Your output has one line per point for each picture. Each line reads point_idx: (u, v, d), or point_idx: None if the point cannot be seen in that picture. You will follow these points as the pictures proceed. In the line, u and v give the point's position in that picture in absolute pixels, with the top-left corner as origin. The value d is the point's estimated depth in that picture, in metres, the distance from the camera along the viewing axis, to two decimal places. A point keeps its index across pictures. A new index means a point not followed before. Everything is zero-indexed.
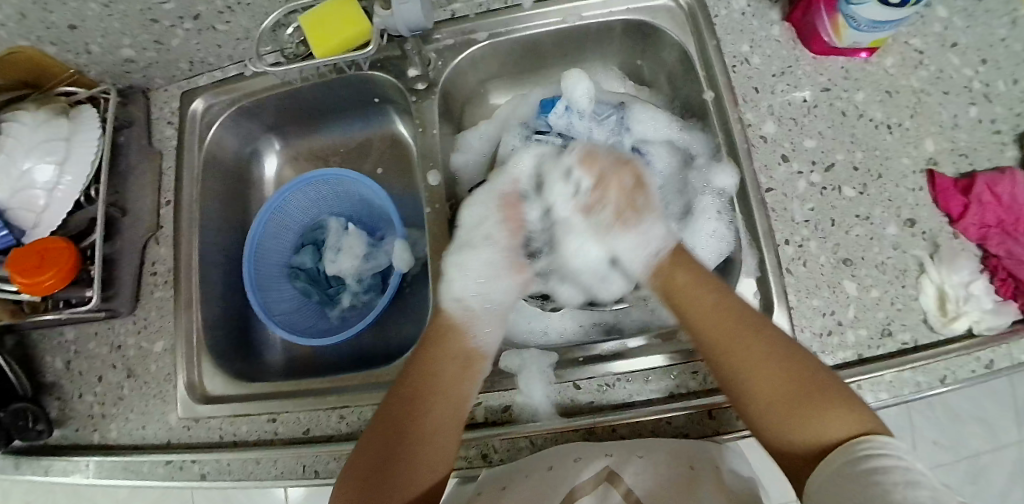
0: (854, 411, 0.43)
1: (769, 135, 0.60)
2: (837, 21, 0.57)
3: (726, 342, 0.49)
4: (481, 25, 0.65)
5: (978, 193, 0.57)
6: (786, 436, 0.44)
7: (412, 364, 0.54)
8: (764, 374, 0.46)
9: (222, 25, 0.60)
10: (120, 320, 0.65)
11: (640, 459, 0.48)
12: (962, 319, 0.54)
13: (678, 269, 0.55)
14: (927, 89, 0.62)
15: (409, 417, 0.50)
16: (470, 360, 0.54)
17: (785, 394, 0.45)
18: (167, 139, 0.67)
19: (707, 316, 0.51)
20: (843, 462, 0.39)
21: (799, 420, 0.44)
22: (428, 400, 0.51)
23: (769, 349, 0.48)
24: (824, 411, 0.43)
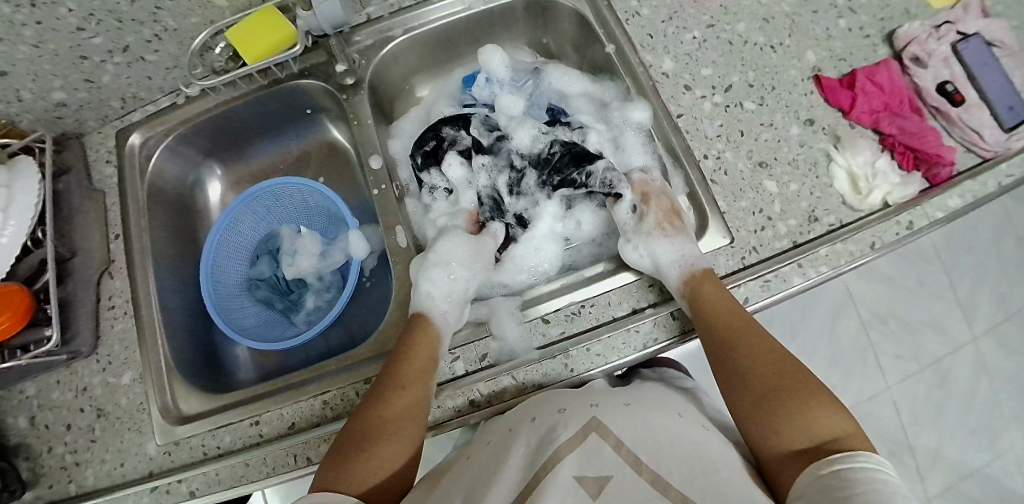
0: (842, 412, 0.47)
1: (669, 71, 0.65)
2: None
3: (753, 353, 0.52)
4: (397, 22, 0.70)
5: (861, 84, 0.63)
6: (779, 436, 0.47)
7: (403, 350, 0.56)
8: (768, 376, 0.50)
9: (151, 54, 0.64)
10: (83, 361, 0.64)
11: (627, 407, 0.50)
12: (876, 192, 0.60)
13: (707, 280, 0.56)
14: (797, 11, 0.68)
15: (382, 408, 0.52)
16: (431, 349, 0.56)
17: (771, 392, 0.49)
18: (107, 178, 0.68)
19: (735, 326, 0.53)
20: (846, 459, 0.43)
21: (790, 427, 0.47)
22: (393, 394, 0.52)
23: (773, 352, 0.52)
24: (814, 412, 0.47)
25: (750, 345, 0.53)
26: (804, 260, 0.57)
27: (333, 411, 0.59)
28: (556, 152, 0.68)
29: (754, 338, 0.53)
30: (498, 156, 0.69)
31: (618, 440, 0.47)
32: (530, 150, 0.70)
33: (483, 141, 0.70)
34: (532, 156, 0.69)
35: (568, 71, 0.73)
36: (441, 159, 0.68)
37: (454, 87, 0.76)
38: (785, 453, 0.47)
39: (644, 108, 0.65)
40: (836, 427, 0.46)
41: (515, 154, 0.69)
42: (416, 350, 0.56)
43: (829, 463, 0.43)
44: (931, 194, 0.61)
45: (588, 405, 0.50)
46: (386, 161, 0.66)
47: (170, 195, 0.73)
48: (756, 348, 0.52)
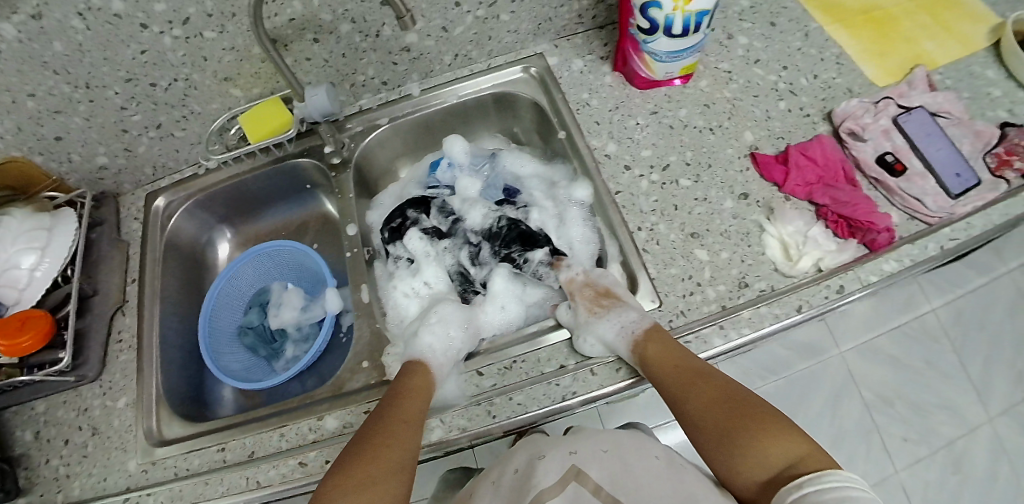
0: (794, 432, 0.51)
1: (611, 153, 0.72)
2: (645, 58, 0.71)
3: (704, 394, 0.56)
4: (383, 113, 0.82)
5: (795, 159, 0.68)
6: (744, 468, 0.51)
7: (396, 396, 0.59)
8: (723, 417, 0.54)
9: (178, 132, 0.77)
10: (88, 385, 0.72)
11: (602, 454, 0.58)
12: (806, 257, 0.63)
13: (650, 342, 0.59)
14: (738, 96, 0.75)
15: (373, 450, 0.54)
16: (423, 392, 0.59)
17: (726, 428, 0.53)
18: (132, 231, 0.81)
19: (683, 372, 0.56)
20: (809, 482, 0.46)
21: (751, 458, 0.51)
22: (385, 429, 0.55)
23: (719, 386, 0.56)
24: (769, 439, 0.51)
25: (701, 387, 0.56)
26: (727, 322, 0.60)
27: (288, 443, 0.63)
28: (504, 226, 0.75)
29: (702, 378, 0.56)
30: (456, 236, 0.77)
31: (596, 484, 0.54)
32: (481, 226, 0.77)
33: (443, 221, 0.78)
34: (483, 231, 0.77)
35: (521, 156, 0.82)
36: (404, 234, 0.76)
37: (421, 174, 0.85)
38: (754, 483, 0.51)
39: (587, 187, 0.71)
40: (793, 450, 0.50)
41: (470, 231, 0.77)
42: (409, 398, 0.58)
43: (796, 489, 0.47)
44: (866, 258, 0.64)
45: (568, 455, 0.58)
46: (361, 230, 0.76)
47: (185, 248, 0.84)
48: (704, 387, 0.56)
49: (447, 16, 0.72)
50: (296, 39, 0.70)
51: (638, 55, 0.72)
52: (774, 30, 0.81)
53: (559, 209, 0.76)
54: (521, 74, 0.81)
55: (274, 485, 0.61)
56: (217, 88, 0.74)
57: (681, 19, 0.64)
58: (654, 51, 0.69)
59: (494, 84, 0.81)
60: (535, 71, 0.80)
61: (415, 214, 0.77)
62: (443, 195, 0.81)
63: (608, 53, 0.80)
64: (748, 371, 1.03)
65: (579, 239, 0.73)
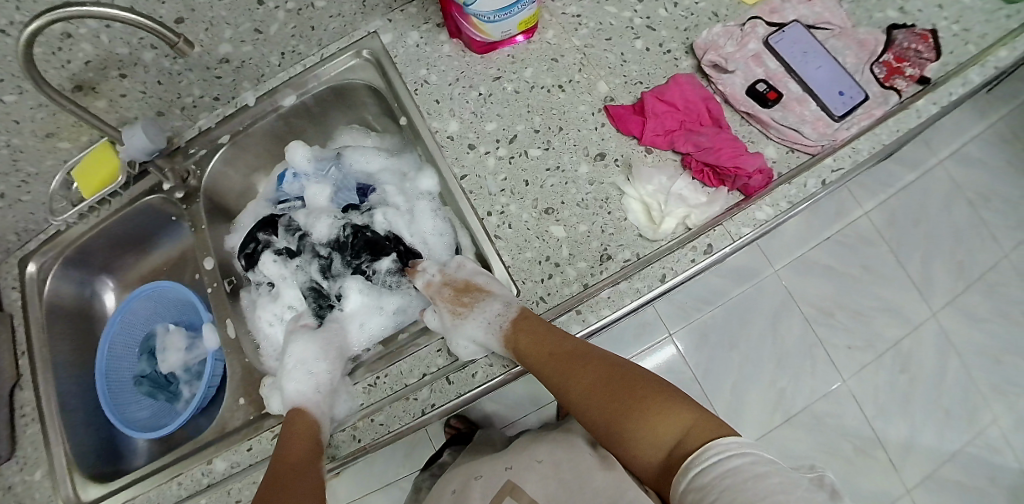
0: (683, 404, 0.49)
1: (454, 133, 0.64)
2: (472, 20, 0.63)
3: (590, 380, 0.54)
4: (222, 130, 0.76)
5: (650, 107, 0.61)
6: (640, 449, 0.49)
7: (288, 438, 0.56)
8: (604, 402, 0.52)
9: (25, 196, 0.75)
10: (6, 463, 0.73)
11: (536, 463, 0.58)
12: (670, 219, 0.58)
13: (522, 331, 0.56)
14: (589, 44, 0.67)
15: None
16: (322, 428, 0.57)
17: (614, 411, 0.51)
18: (14, 301, 0.78)
19: (563, 360, 0.54)
20: (695, 460, 0.44)
21: (642, 439, 0.49)
22: (291, 476, 0.52)
23: (603, 368, 0.54)
24: (657, 417, 0.49)
25: (586, 373, 0.54)
26: (586, 305, 0.56)
27: (186, 490, 0.64)
28: (348, 236, 0.72)
29: (583, 363, 0.54)
30: (306, 253, 0.73)
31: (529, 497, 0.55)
32: (327, 237, 0.73)
33: (292, 237, 0.74)
34: (331, 242, 0.73)
35: (365, 152, 0.76)
36: (258, 261, 0.73)
37: (270, 189, 0.79)
38: (652, 464, 0.48)
39: (432, 176, 0.66)
40: (684, 423, 0.47)
41: (318, 244, 0.73)
42: (308, 447, 0.55)
43: (686, 469, 0.44)
44: (738, 209, 0.58)
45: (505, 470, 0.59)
46: (219, 261, 0.73)
47: (70, 307, 0.82)
48: (589, 372, 0.54)
49: (255, 17, 0.66)
50: (102, 80, 0.66)
51: (465, 17, 0.63)
52: None
53: (408, 205, 0.70)
54: (356, 60, 0.73)
55: None
56: (45, 146, 0.71)
57: None
58: (479, 12, 0.61)
59: (329, 76, 0.74)
60: (368, 53, 0.72)
61: (263, 239, 0.74)
62: (295, 209, 0.76)
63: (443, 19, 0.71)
64: (685, 305, 1.03)
65: (433, 234, 0.69)
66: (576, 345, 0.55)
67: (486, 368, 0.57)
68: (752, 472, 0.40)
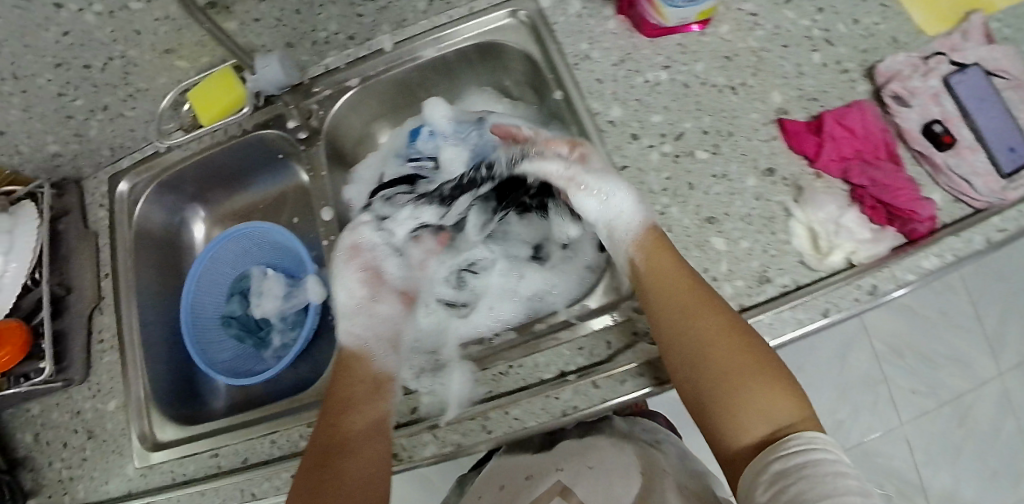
0: (785, 390, 0.49)
1: (617, 119, 0.63)
2: (654, 2, 0.61)
3: (709, 334, 0.50)
4: (352, 72, 0.72)
5: (830, 129, 0.59)
6: (728, 419, 0.48)
7: (335, 397, 0.57)
8: (728, 356, 0.49)
9: (129, 111, 0.70)
10: (77, 387, 0.71)
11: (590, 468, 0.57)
12: (837, 252, 0.56)
13: (659, 252, 0.55)
14: (765, 46, 0.65)
15: (334, 446, 0.53)
16: (378, 382, 0.58)
17: (734, 369, 0.49)
18: (100, 220, 0.75)
19: (688, 309, 0.51)
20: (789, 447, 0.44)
21: (734, 414, 0.48)
22: (342, 436, 0.54)
23: (726, 326, 0.50)
24: (756, 396, 0.48)
25: (707, 326, 0.51)
26: None
27: (279, 450, 0.62)
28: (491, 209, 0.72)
29: (709, 316, 0.51)
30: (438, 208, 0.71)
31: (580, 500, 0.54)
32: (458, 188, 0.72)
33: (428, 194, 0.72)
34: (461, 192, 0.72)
35: (512, 118, 0.72)
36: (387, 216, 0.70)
37: (400, 143, 0.78)
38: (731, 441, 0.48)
39: (589, 161, 0.63)
40: (779, 412, 0.48)
41: (458, 208, 0.71)
42: (354, 385, 0.58)
43: (775, 455, 0.45)
44: (906, 253, 0.56)
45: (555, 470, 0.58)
46: (337, 213, 0.70)
47: (157, 234, 0.79)
48: (711, 325, 0.51)
49: None
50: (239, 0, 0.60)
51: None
52: None
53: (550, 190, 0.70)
54: (509, 20, 0.70)
55: (269, 497, 0.60)
56: (160, 62, 0.65)
57: None
58: None
59: (477, 32, 0.71)
60: (524, 15, 0.69)
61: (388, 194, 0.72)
62: (426, 168, 0.74)
63: None
64: None
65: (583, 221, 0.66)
66: (704, 295, 0.52)
67: (636, 378, 0.54)
68: (827, 470, 0.42)
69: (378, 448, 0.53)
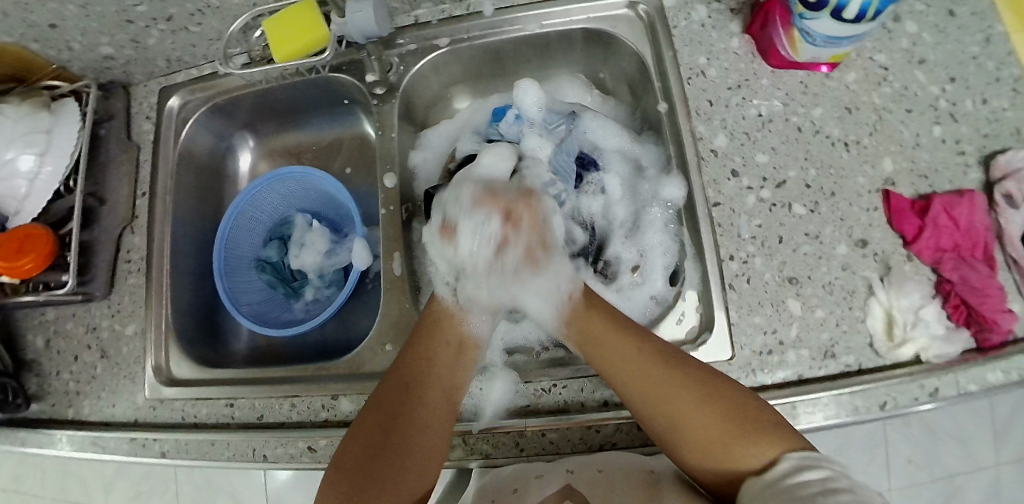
0: (763, 431, 0.45)
1: (720, 148, 0.61)
2: (792, 33, 0.58)
3: (651, 386, 0.49)
4: (443, 31, 0.68)
5: (934, 215, 0.56)
6: (706, 461, 0.47)
7: (417, 344, 0.56)
8: (692, 412, 0.48)
9: (194, 26, 0.64)
10: (96, 303, 0.69)
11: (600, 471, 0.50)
12: (909, 345, 0.54)
13: (590, 312, 0.56)
14: (888, 106, 0.61)
15: (407, 407, 0.52)
16: (463, 347, 0.57)
17: (710, 434, 0.47)
18: (144, 133, 0.72)
19: (638, 364, 0.51)
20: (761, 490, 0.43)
21: (720, 453, 0.46)
22: (420, 389, 0.53)
23: (681, 374, 0.49)
24: (735, 437, 0.46)
25: (658, 373, 0.50)
26: (801, 403, 0.53)
27: (299, 415, 0.61)
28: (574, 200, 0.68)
29: (636, 368, 0.51)
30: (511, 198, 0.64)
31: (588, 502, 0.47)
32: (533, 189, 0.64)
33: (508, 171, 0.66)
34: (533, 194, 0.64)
35: (608, 124, 0.71)
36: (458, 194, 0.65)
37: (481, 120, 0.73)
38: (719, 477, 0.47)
39: (681, 187, 0.62)
40: (759, 449, 0.45)
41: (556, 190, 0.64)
42: (438, 347, 0.56)
43: (761, 490, 0.43)
44: (971, 361, 0.54)
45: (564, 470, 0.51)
46: (400, 181, 0.68)
47: (202, 159, 0.76)
48: (657, 374, 0.50)
49: None
50: None
51: (784, 27, 0.58)
52: (951, 22, 0.64)
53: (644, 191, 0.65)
54: (627, 10, 0.67)
55: (282, 463, 0.59)
56: None
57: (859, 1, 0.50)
58: (808, 30, 0.56)
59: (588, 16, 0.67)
60: (643, 9, 0.66)
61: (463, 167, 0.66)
62: None
63: (740, 7, 0.65)
64: None
65: (654, 248, 0.65)
66: (647, 353, 0.51)
67: None
68: (811, 490, 0.40)
69: (445, 416, 0.53)
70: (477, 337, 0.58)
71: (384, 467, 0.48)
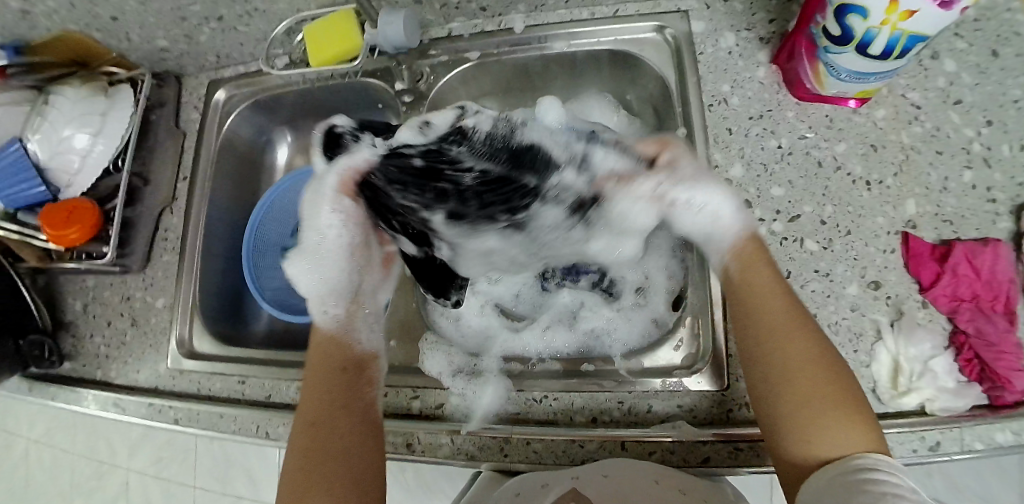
0: (854, 427, 0.45)
1: (735, 178, 0.60)
2: (817, 67, 0.57)
3: (777, 325, 0.49)
4: (475, 45, 0.71)
5: (954, 263, 0.54)
6: (790, 433, 0.46)
7: (314, 376, 0.56)
8: (801, 360, 0.48)
9: (242, 26, 0.68)
10: (133, 275, 0.74)
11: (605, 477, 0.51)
12: (914, 394, 0.53)
13: (753, 252, 0.53)
14: (917, 146, 0.59)
15: (325, 430, 0.52)
16: (359, 363, 0.58)
17: (818, 369, 0.47)
18: (192, 122, 0.78)
19: (787, 311, 0.50)
20: (837, 480, 0.42)
21: (805, 432, 0.46)
22: (331, 415, 0.53)
23: (820, 357, 0.48)
24: (831, 419, 0.45)
25: (806, 343, 0.48)
26: None
27: None
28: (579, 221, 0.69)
29: (795, 307, 0.50)
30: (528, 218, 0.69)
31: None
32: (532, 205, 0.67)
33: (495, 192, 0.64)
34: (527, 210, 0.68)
35: None
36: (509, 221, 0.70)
37: None
38: (803, 458, 0.45)
39: None
40: (845, 447, 0.44)
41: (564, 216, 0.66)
42: (323, 369, 0.56)
43: (840, 478, 0.42)
44: (980, 418, 0.52)
45: (569, 477, 0.52)
46: None
47: (243, 149, 0.81)
48: (804, 344, 0.48)
49: None
50: None
51: (810, 60, 0.57)
52: (994, 61, 0.61)
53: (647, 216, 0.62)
54: (654, 35, 0.67)
55: (281, 442, 0.62)
56: None
57: (886, 37, 0.49)
58: (833, 64, 0.55)
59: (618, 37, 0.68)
60: (670, 33, 0.66)
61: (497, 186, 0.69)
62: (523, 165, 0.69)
63: (771, 35, 0.64)
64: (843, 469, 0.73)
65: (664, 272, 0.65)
66: (789, 295, 0.51)
67: (665, 453, 0.54)
68: (877, 485, 0.41)
69: (371, 434, 0.53)
70: (371, 351, 0.60)
71: (319, 488, 0.48)
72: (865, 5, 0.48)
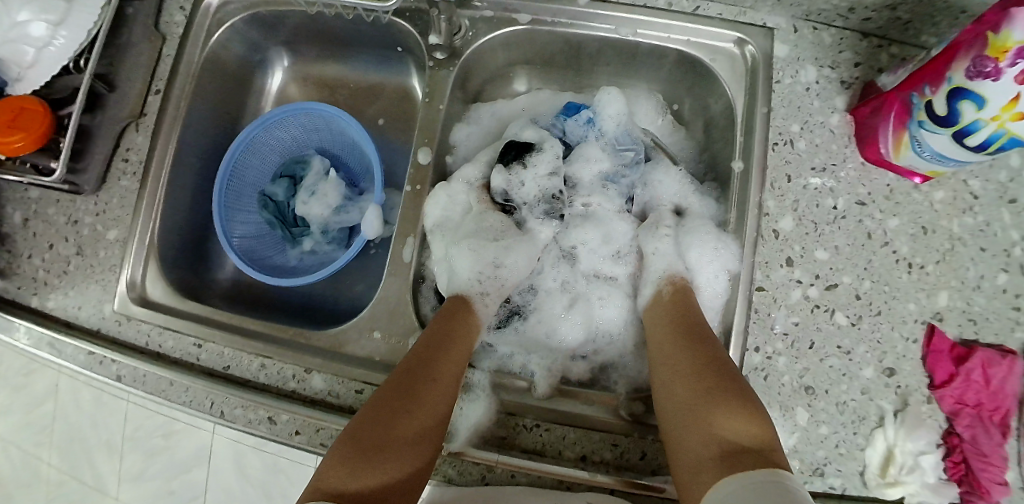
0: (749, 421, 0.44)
1: (783, 231, 0.57)
2: (902, 133, 0.52)
3: (679, 344, 0.53)
4: (527, 8, 0.62)
5: (969, 367, 0.54)
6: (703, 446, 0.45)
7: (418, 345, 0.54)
8: (687, 367, 0.51)
9: None
10: (83, 196, 0.64)
11: None
12: (900, 487, 0.53)
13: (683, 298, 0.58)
14: (964, 238, 0.57)
15: (403, 396, 0.49)
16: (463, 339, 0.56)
17: (710, 388, 0.47)
18: (173, 25, 0.65)
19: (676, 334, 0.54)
20: (751, 479, 0.39)
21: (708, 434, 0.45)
22: (420, 378, 0.51)
23: (716, 363, 0.50)
24: (722, 420, 0.45)
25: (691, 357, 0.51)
26: None
27: (268, 379, 0.58)
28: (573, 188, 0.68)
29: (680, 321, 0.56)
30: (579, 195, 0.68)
31: None
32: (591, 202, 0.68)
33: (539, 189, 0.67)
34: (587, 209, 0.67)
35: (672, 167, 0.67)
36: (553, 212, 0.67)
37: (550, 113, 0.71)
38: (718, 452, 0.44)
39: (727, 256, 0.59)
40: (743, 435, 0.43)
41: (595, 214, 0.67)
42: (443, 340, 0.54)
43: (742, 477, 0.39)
44: None
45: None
46: (435, 158, 0.63)
47: (232, 67, 0.70)
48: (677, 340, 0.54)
49: None
50: None
51: (895, 127, 0.53)
52: None
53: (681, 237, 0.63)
54: (731, 46, 0.61)
55: (238, 424, 0.56)
56: None
57: (987, 133, 0.45)
58: (920, 139, 0.51)
59: (688, 38, 0.62)
60: (750, 50, 0.61)
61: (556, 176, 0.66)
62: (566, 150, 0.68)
63: (853, 81, 0.59)
64: None
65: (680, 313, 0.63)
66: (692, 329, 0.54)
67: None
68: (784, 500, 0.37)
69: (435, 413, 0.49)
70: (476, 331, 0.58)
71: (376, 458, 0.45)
72: (986, 95, 0.43)
